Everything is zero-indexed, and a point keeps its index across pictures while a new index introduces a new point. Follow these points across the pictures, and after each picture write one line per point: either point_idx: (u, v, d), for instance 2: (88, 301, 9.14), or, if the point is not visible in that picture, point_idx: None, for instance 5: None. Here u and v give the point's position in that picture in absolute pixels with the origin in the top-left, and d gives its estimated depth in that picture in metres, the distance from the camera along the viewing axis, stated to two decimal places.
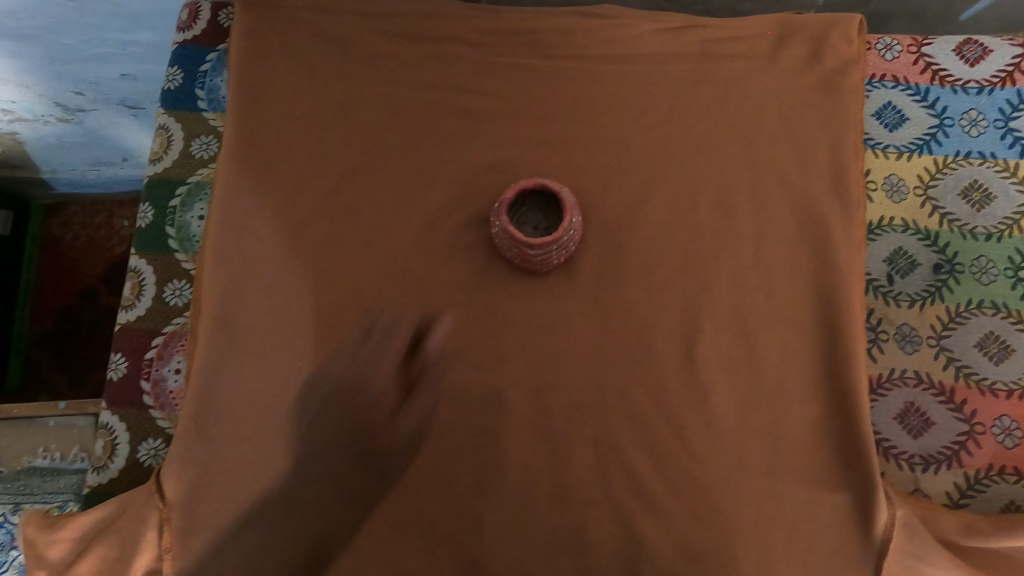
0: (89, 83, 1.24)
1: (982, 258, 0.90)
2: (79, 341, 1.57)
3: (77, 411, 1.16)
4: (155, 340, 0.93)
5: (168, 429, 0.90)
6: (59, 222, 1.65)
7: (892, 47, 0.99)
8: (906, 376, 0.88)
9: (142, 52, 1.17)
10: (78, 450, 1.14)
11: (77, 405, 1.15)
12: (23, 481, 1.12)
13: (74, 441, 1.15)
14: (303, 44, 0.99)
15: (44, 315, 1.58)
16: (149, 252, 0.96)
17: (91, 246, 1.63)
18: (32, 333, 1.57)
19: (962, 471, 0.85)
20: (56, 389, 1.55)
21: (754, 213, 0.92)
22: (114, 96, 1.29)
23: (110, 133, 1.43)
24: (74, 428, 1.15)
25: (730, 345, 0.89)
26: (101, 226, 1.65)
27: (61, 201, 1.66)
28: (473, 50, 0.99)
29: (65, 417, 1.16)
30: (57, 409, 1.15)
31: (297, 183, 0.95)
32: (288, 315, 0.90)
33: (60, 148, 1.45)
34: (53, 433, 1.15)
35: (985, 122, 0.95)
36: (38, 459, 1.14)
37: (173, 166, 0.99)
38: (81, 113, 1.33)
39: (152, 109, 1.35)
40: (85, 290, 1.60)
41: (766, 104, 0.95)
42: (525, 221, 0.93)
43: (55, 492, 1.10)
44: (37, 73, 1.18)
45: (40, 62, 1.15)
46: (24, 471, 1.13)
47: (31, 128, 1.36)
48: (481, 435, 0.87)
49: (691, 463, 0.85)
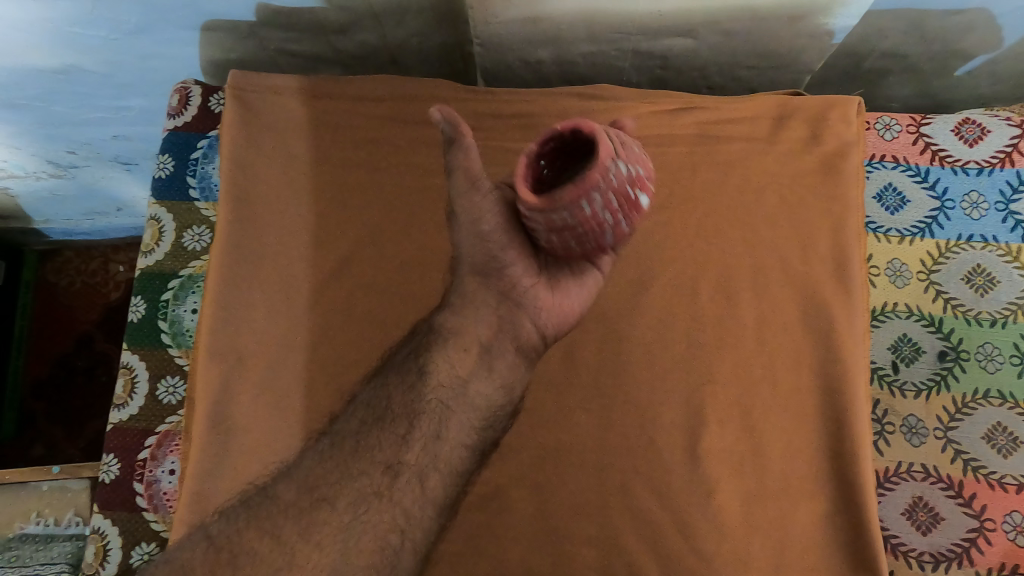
0: (82, 143, 1.15)
1: (987, 345, 0.90)
2: (75, 389, 1.44)
3: (72, 475, 1.12)
4: (148, 440, 0.93)
5: (163, 532, 0.90)
6: (54, 267, 1.51)
7: (891, 127, 0.98)
8: (912, 469, 0.88)
9: (136, 115, 1.11)
10: (73, 515, 1.11)
11: (72, 468, 1.12)
12: (15, 550, 1.09)
13: (70, 505, 1.12)
14: (298, 132, 0.98)
15: (39, 362, 1.45)
16: (142, 346, 0.96)
17: (88, 293, 1.49)
18: (26, 384, 1.44)
19: (973, 570, 0.84)
20: (51, 440, 1.42)
21: (756, 300, 0.91)
22: (108, 154, 1.20)
23: (105, 186, 1.32)
24: (69, 491, 1.12)
25: (735, 439, 0.87)
26: (97, 271, 1.51)
27: (57, 247, 1.52)
28: (469, 132, 0.98)
29: (59, 481, 1.12)
30: (51, 473, 1.12)
31: (293, 274, 0.94)
32: (284, 413, 0.89)
33: (51, 200, 1.34)
34: (48, 497, 1.12)
35: (986, 205, 0.94)
36: (32, 526, 1.11)
37: (166, 258, 0.99)
38: (74, 169, 1.23)
39: (148, 165, 1.25)
40: (82, 336, 1.47)
41: (766, 188, 0.94)
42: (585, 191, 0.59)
43: (49, 562, 1.07)
44: (25, 135, 1.11)
45: (32, 126, 1.09)
46: (17, 538, 1.10)
47: (24, 184, 1.26)
48: (484, 535, 0.85)
49: (697, 562, 0.83)
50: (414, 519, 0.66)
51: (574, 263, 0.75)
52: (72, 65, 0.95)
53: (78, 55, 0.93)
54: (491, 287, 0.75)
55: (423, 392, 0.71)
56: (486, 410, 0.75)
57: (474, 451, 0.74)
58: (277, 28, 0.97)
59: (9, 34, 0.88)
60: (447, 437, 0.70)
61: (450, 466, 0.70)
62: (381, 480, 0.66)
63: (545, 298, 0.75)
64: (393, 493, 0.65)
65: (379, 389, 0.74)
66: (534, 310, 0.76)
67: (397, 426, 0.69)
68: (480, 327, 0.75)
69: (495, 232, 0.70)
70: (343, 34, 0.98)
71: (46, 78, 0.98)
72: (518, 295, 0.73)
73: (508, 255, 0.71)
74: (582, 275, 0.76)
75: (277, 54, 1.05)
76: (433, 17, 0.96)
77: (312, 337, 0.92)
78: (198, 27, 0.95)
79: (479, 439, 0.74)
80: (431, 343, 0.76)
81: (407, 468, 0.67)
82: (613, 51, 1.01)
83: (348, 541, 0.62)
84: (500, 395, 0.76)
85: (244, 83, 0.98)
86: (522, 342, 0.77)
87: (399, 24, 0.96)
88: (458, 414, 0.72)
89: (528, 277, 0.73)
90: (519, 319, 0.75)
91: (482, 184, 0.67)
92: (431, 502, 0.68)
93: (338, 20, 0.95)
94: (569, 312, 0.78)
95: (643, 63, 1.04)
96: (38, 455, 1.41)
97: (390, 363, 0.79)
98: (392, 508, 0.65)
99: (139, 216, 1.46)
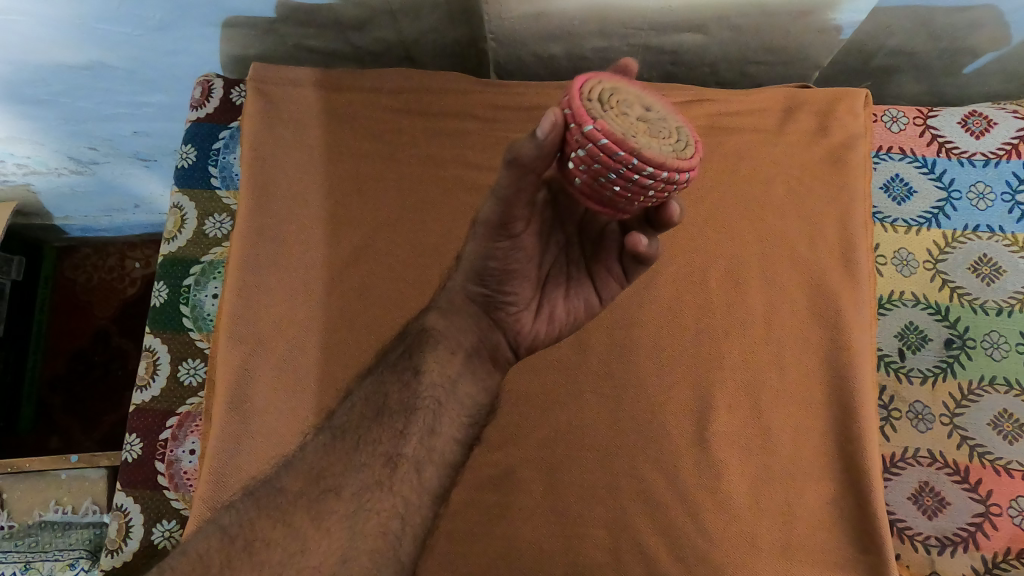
0: (103, 139, 1.18)
1: (993, 333, 0.92)
2: (91, 383, 1.47)
3: (89, 464, 1.15)
4: (169, 420, 0.96)
5: (183, 510, 0.93)
6: (72, 264, 1.54)
7: (898, 119, 0.99)
8: (919, 454, 0.89)
9: (157, 111, 1.14)
10: (90, 503, 1.13)
11: (89, 457, 1.14)
12: (35, 536, 1.12)
13: (87, 493, 1.14)
14: (317, 124, 1.01)
15: (56, 356, 1.48)
16: (163, 330, 0.99)
17: (104, 289, 1.52)
18: (44, 377, 1.47)
19: (979, 554, 0.85)
20: (68, 432, 1.45)
21: (765, 287, 0.92)
22: (127, 151, 1.23)
23: (123, 183, 1.34)
24: (87, 479, 1.14)
25: (742, 424, 0.89)
26: (114, 267, 1.54)
27: (75, 244, 1.55)
28: (484, 125, 1.01)
29: (77, 470, 1.14)
30: (69, 463, 1.14)
31: (311, 260, 0.97)
32: (301, 395, 0.92)
33: (71, 197, 1.37)
34: (67, 485, 1.14)
35: (992, 196, 0.95)
36: (50, 513, 1.13)
37: (188, 245, 1.03)
38: (95, 165, 1.26)
39: (167, 161, 1.28)
40: (98, 331, 1.50)
41: (774, 178, 0.96)
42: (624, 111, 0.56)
43: (69, 549, 1.09)
44: (49, 130, 1.14)
45: (55, 121, 1.12)
46: (36, 525, 1.13)
47: (46, 180, 1.29)
48: (495, 515, 0.87)
49: (704, 543, 0.85)
50: (413, 508, 0.64)
51: (569, 287, 0.73)
52: (97, 60, 0.98)
53: (104, 50, 0.96)
54: (477, 303, 0.74)
55: (417, 389, 0.70)
56: (474, 408, 0.73)
57: (465, 447, 0.71)
58: (296, 25, 1.00)
59: (36, 31, 0.91)
60: (440, 432, 0.69)
61: (444, 459, 0.68)
62: (382, 471, 0.65)
63: (529, 319, 0.74)
64: (394, 483, 0.64)
65: (376, 382, 0.72)
66: (513, 332, 0.75)
67: (395, 420, 0.68)
68: (464, 338, 0.74)
69: (499, 270, 0.70)
70: (360, 30, 1.01)
71: (72, 74, 1.01)
72: (501, 315, 0.73)
73: (504, 287, 0.71)
74: (575, 301, 0.73)
75: (295, 50, 1.07)
76: (448, 13, 0.98)
77: (330, 321, 0.95)
78: (220, 24, 0.97)
79: (470, 434, 0.72)
80: (424, 343, 0.74)
81: (407, 458, 0.66)
82: (624, 47, 1.03)
83: (354, 529, 0.60)
84: (487, 398, 0.74)
85: (265, 76, 1.00)
86: (500, 355, 0.76)
87: (416, 19, 0.99)
88: (450, 409, 0.71)
89: (518, 304, 0.72)
90: (500, 336, 0.75)
91: (512, 231, 0.66)
92: (428, 492, 0.66)
93: (355, 15, 0.97)
94: (552, 333, 0.75)
95: (654, 58, 1.06)
96: (54, 448, 1.44)
97: (380, 360, 0.76)
98: (392, 497, 0.63)
99: (157, 213, 1.48)
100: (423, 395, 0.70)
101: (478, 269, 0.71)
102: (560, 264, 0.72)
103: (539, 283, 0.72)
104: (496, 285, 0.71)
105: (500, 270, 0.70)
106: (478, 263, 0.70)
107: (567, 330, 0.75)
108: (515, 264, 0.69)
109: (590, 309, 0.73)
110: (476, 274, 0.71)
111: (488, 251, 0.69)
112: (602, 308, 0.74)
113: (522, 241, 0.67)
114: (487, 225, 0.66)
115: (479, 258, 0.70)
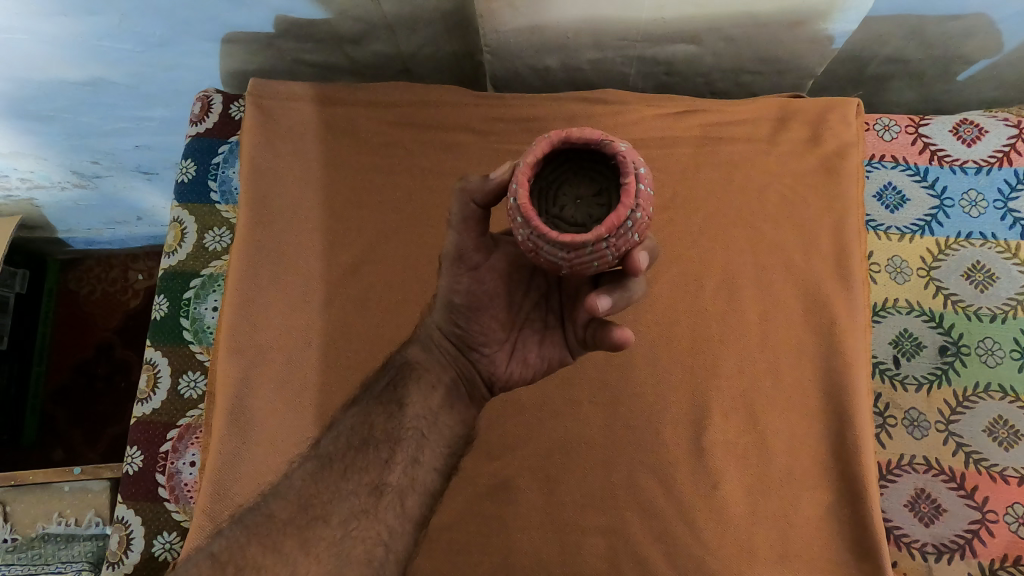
0: (105, 153, 1.19)
1: (987, 339, 0.92)
2: (95, 395, 1.48)
3: (92, 476, 1.14)
4: (170, 432, 0.97)
5: (184, 521, 0.94)
6: (76, 276, 1.55)
7: (890, 127, 1.00)
8: (915, 461, 0.90)
9: (158, 125, 1.15)
10: (93, 515, 1.13)
11: (93, 470, 1.14)
12: (37, 549, 1.13)
13: (89, 505, 1.14)
14: (314, 137, 1.02)
15: (60, 369, 1.49)
16: (164, 343, 1.01)
17: (106, 300, 1.53)
18: (47, 389, 1.48)
19: (975, 560, 0.86)
20: (71, 444, 1.46)
21: (759, 295, 0.93)
22: (129, 164, 1.24)
23: (125, 196, 1.35)
24: (89, 492, 1.15)
25: (738, 432, 0.89)
26: (117, 279, 1.55)
27: (79, 256, 1.56)
28: (480, 136, 1.02)
29: (80, 482, 1.14)
30: (71, 475, 1.13)
31: (310, 272, 0.98)
32: (302, 407, 0.92)
33: (73, 210, 1.38)
34: (69, 498, 1.14)
35: (984, 203, 0.96)
36: (53, 526, 1.13)
37: (188, 258, 1.04)
38: (97, 179, 1.27)
39: (168, 174, 1.29)
40: (102, 343, 1.51)
41: (768, 187, 0.97)
42: (568, 190, 0.57)
43: (70, 560, 1.11)
44: (52, 145, 1.15)
45: (58, 137, 1.13)
46: (39, 538, 1.13)
47: (48, 194, 1.30)
48: (494, 525, 0.88)
49: (701, 551, 0.85)
50: (395, 535, 0.69)
51: (544, 332, 0.75)
52: (99, 77, 1.00)
53: (104, 67, 0.98)
54: (452, 340, 0.78)
55: (403, 421, 0.75)
56: (451, 441, 0.78)
57: (443, 476, 0.78)
58: (294, 40, 1.01)
59: (39, 49, 0.93)
60: (423, 463, 0.74)
61: (424, 488, 0.73)
62: (368, 500, 0.69)
63: (502, 360, 0.77)
64: (379, 511, 0.69)
65: (363, 412, 0.76)
66: (487, 371, 0.78)
67: (380, 451, 0.72)
68: (443, 373, 0.78)
69: (465, 307, 0.74)
70: (357, 44, 1.02)
71: (74, 90, 1.02)
72: (473, 355, 0.76)
73: (473, 325, 0.75)
74: (547, 348, 0.75)
75: (294, 64, 1.08)
76: (444, 27, 0.99)
77: (329, 333, 0.95)
78: (219, 40, 0.99)
79: (447, 465, 0.78)
80: (408, 378, 0.79)
81: (391, 488, 0.71)
82: (619, 57, 1.04)
83: (341, 554, 0.64)
84: (462, 430, 0.80)
85: (265, 91, 1.02)
86: (475, 392, 0.80)
87: (413, 33, 1.00)
88: (430, 441, 0.76)
89: (490, 345, 0.75)
90: (475, 374, 0.78)
91: (473, 262, 0.72)
92: (410, 519, 0.72)
93: (352, 30, 0.98)
94: (525, 375, 0.79)
95: (649, 69, 1.07)
96: (58, 460, 1.45)
97: (364, 393, 0.81)
98: (377, 524, 0.68)
99: (159, 225, 1.49)
100: (407, 426, 0.75)
101: (451, 307, 0.75)
102: (538, 308, 0.74)
103: (512, 327, 0.75)
104: (471, 326, 0.75)
105: (469, 308, 0.74)
106: (446, 300, 0.75)
107: (538, 373, 0.78)
108: (481, 299, 0.73)
109: (560, 359, 0.76)
110: (449, 313, 0.76)
111: (453, 286, 0.74)
112: (572, 359, 0.77)
113: (483, 276, 0.72)
114: (449, 257, 0.73)
115: (448, 295, 0.75)
